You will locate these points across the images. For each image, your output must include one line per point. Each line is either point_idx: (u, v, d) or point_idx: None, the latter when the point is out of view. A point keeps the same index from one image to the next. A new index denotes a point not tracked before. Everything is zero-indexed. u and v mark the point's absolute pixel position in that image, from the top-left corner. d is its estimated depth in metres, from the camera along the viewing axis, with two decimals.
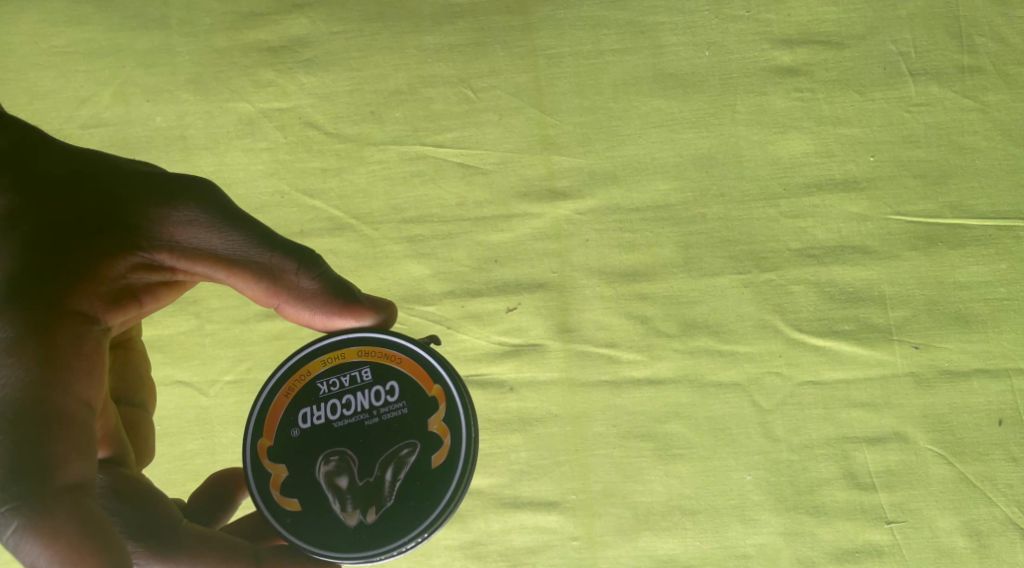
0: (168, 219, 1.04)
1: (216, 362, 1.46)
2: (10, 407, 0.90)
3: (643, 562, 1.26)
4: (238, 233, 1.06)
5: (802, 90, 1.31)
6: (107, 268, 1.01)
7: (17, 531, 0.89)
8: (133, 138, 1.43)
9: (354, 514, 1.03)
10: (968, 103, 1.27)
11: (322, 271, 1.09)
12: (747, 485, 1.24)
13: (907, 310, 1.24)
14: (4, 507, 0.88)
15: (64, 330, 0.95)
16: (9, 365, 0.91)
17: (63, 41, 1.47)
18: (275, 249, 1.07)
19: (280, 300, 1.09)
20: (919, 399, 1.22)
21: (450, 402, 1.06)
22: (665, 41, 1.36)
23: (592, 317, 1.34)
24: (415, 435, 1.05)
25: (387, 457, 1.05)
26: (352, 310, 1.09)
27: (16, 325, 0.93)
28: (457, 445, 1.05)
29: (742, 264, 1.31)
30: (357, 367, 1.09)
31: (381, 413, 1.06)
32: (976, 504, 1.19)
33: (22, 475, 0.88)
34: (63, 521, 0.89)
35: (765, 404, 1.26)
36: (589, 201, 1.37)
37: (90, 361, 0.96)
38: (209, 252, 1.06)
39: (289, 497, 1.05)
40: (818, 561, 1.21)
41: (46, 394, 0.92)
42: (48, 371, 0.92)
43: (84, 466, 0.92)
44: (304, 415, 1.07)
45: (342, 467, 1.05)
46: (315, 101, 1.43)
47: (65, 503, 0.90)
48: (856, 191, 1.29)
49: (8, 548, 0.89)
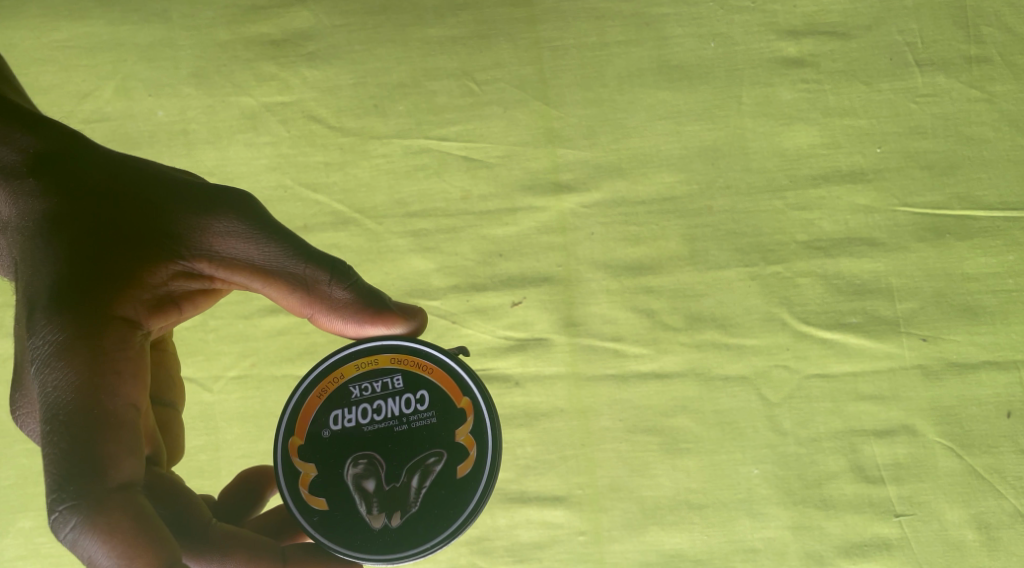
0: (208, 229, 1.03)
1: (220, 357, 1.35)
2: (63, 410, 0.91)
3: (650, 556, 1.28)
4: (275, 244, 1.04)
5: (808, 81, 1.35)
6: (148, 275, 1.00)
7: (75, 527, 0.89)
8: (136, 133, 1.39)
9: (380, 516, 1.01)
10: (976, 94, 1.32)
11: (354, 281, 1.07)
12: (754, 479, 1.28)
13: (915, 302, 1.29)
14: (64, 505, 0.89)
15: (110, 333, 0.95)
16: (60, 368, 0.92)
17: (63, 35, 1.42)
18: (310, 259, 1.05)
19: (314, 310, 1.07)
20: (926, 392, 1.27)
21: (479, 415, 1.04)
22: (669, 33, 1.38)
23: (599, 311, 1.33)
24: (442, 444, 1.03)
25: (414, 464, 1.02)
26: (385, 318, 1.07)
27: (65, 329, 0.93)
28: (483, 458, 1.02)
29: (748, 257, 1.32)
30: (390, 373, 1.06)
31: (411, 421, 1.04)
32: (984, 496, 1.25)
33: (79, 474, 0.89)
34: (119, 517, 0.90)
35: (772, 397, 1.29)
36: (594, 194, 1.35)
37: (136, 365, 0.96)
38: (246, 263, 1.05)
39: (318, 496, 1.02)
40: (826, 554, 1.25)
41: (96, 398, 0.92)
42: (96, 375, 0.93)
43: (135, 467, 0.92)
44: (335, 417, 1.04)
45: (370, 470, 1.02)
46: (317, 94, 1.40)
47: (120, 500, 0.90)
48: (863, 182, 1.32)
49: (66, 544, 0.90)
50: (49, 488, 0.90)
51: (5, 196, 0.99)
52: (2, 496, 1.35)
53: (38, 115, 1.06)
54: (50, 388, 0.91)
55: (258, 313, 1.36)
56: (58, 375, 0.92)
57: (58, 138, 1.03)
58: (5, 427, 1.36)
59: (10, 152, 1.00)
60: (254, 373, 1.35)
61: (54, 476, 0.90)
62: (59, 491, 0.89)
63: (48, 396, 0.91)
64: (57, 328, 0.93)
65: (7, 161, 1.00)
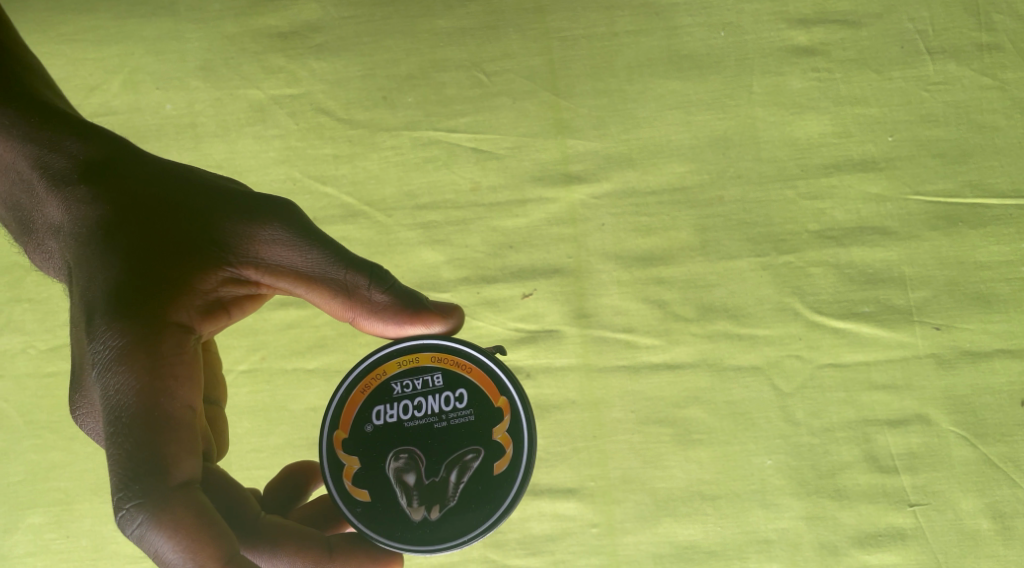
0: (254, 237, 1.04)
1: (229, 351, 1.35)
2: (125, 413, 0.93)
3: (664, 548, 1.27)
4: (317, 250, 1.05)
5: (819, 70, 1.34)
6: (198, 282, 1.02)
7: (141, 523, 0.92)
8: (144, 127, 1.39)
9: (420, 509, 1.01)
10: (987, 82, 1.32)
11: (391, 285, 1.07)
12: (768, 469, 1.27)
13: (928, 291, 1.29)
14: (130, 503, 0.92)
15: (167, 338, 0.97)
16: (121, 373, 0.94)
17: (69, 28, 1.42)
18: (351, 265, 1.05)
19: (355, 314, 1.07)
20: (940, 380, 1.26)
21: (517, 415, 1.03)
22: (679, 23, 1.37)
23: (610, 302, 1.32)
24: (479, 441, 1.02)
25: (452, 460, 1.02)
26: (423, 319, 1.06)
27: (125, 335, 0.95)
28: (520, 456, 1.02)
29: (761, 247, 1.32)
30: (430, 371, 1.06)
31: (450, 418, 1.03)
32: (999, 485, 1.24)
33: (143, 474, 0.92)
34: (183, 513, 0.93)
35: (785, 387, 1.29)
36: (605, 185, 1.34)
37: (192, 368, 0.98)
38: (290, 269, 1.05)
39: (360, 488, 1.02)
40: (840, 544, 1.25)
41: (157, 402, 0.94)
42: (156, 379, 0.95)
43: (194, 465, 0.95)
44: (378, 413, 1.04)
45: (411, 465, 1.02)
46: (326, 87, 1.39)
47: (182, 498, 0.93)
48: (875, 171, 1.31)
49: (133, 539, 0.93)
50: (115, 487, 0.92)
51: (58, 202, 1.01)
52: (11, 491, 1.34)
53: (85, 122, 1.07)
54: (112, 392, 0.94)
55: (267, 306, 1.35)
56: (120, 379, 0.94)
57: (105, 145, 1.04)
58: (13, 422, 1.35)
59: (61, 158, 1.03)
60: (264, 366, 1.34)
61: (119, 476, 0.92)
62: (125, 489, 0.92)
63: (110, 400, 0.94)
64: (116, 334, 0.95)
65: (58, 167, 1.02)
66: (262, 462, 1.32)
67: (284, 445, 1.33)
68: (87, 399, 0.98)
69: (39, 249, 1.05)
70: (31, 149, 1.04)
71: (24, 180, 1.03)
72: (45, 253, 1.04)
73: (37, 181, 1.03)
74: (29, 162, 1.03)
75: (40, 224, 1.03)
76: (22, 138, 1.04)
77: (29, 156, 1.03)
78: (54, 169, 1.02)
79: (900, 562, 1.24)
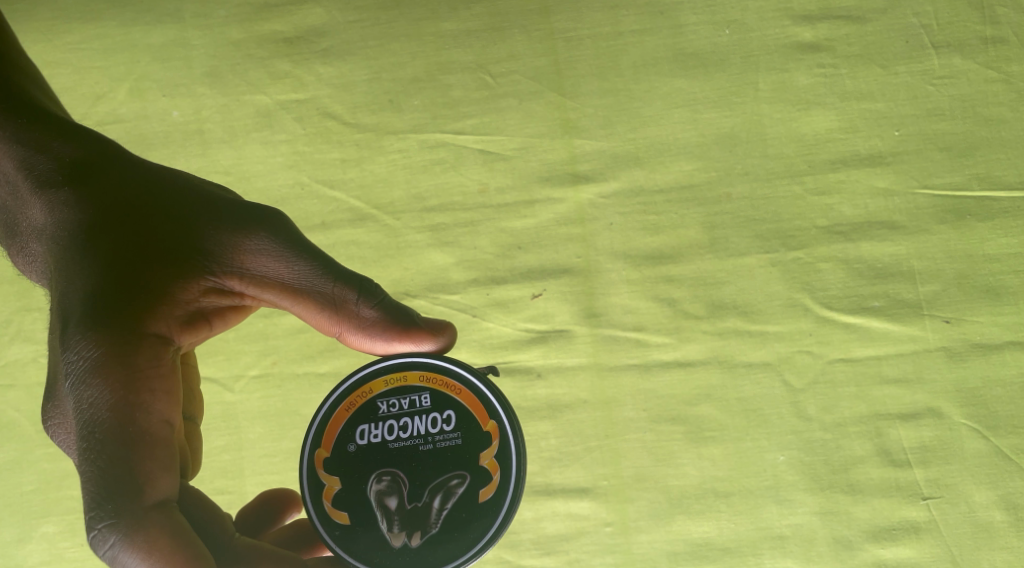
0: (239, 247, 1.03)
1: (241, 357, 1.35)
2: (99, 428, 0.94)
3: (678, 546, 1.27)
4: (304, 262, 1.05)
5: (824, 65, 1.35)
6: (179, 292, 1.02)
7: (114, 544, 0.93)
8: (150, 134, 1.40)
9: (400, 535, 1.01)
10: (992, 75, 1.32)
11: (379, 299, 1.06)
12: (780, 465, 1.27)
13: (937, 285, 1.29)
14: (103, 523, 0.92)
15: (145, 349, 0.97)
16: (95, 386, 0.94)
17: (74, 37, 1.42)
18: (338, 279, 1.05)
19: (342, 329, 1.06)
20: (952, 373, 1.26)
21: (504, 440, 1.03)
22: (684, 21, 1.38)
23: (620, 301, 1.32)
24: (467, 466, 1.02)
25: (437, 484, 1.02)
26: (412, 336, 1.06)
27: (100, 345, 0.95)
28: (506, 484, 1.02)
29: (769, 243, 1.32)
30: (417, 392, 1.06)
31: (436, 441, 1.03)
32: (1012, 477, 1.24)
33: (117, 494, 0.92)
34: (157, 534, 0.93)
35: (795, 382, 1.29)
36: (612, 185, 1.35)
37: (169, 382, 0.98)
38: (275, 281, 1.05)
39: (340, 510, 1.02)
40: (854, 539, 1.25)
41: (131, 417, 0.94)
42: (130, 393, 0.95)
43: (171, 482, 0.96)
44: (362, 432, 1.05)
45: (393, 488, 1.02)
46: (332, 91, 1.40)
47: (157, 517, 0.94)
48: (882, 165, 1.32)
49: (106, 559, 0.94)
50: (88, 506, 0.93)
51: (42, 205, 1.01)
52: (24, 500, 1.35)
53: (75, 124, 1.07)
54: (85, 405, 0.94)
55: (276, 311, 1.35)
56: (94, 392, 0.94)
57: (92, 147, 1.05)
58: (24, 432, 1.35)
59: (46, 160, 1.03)
60: (275, 372, 1.34)
61: (92, 495, 0.93)
62: (98, 509, 0.92)
63: (84, 413, 0.94)
64: (91, 345, 0.95)
65: (43, 169, 1.03)
66: (275, 467, 1.33)
67: (296, 450, 1.32)
68: (61, 411, 0.98)
69: (23, 253, 1.05)
70: (17, 151, 1.04)
71: (10, 181, 1.03)
72: (28, 256, 1.05)
73: (22, 183, 1.03)
74: (14, 163, 1.03)
75: (25, 226, 1.03)
76: (9, 139, 1.04)
77: (14, 158, 1.03)
78: (39, 170, 1.03)
79: (915, 555, 1.23)
